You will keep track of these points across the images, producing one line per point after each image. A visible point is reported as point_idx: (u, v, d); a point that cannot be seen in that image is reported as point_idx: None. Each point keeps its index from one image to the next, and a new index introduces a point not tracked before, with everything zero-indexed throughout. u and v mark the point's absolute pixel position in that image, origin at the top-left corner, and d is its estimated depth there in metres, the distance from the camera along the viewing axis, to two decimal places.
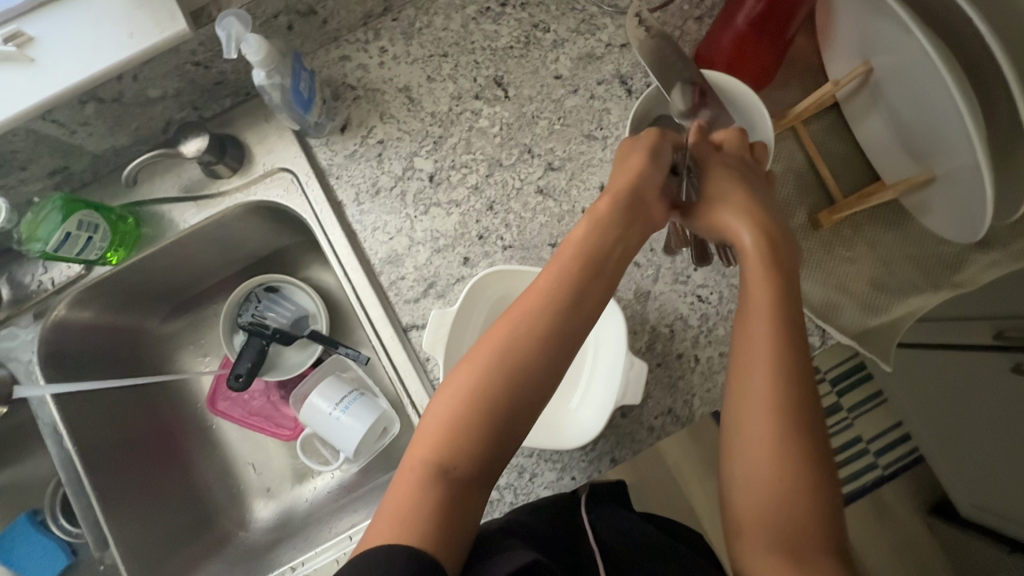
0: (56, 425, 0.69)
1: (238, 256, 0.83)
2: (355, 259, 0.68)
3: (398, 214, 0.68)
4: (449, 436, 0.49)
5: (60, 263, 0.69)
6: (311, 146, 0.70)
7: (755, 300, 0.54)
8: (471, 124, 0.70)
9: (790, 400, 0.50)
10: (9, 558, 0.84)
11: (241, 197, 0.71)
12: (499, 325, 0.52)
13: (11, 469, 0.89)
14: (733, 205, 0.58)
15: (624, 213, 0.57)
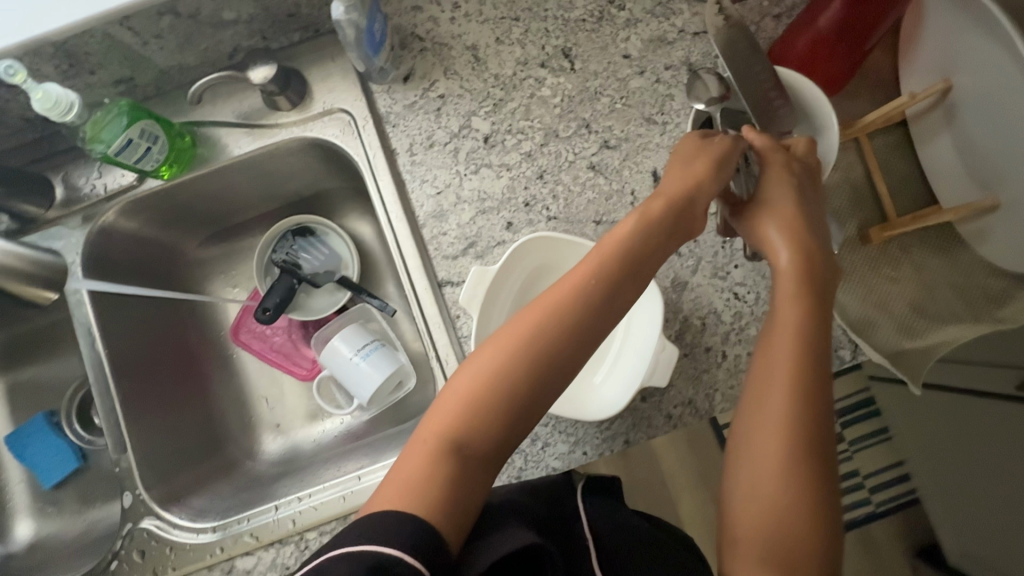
0: (90, 327, 0.71)
1: (281, 194, 0.84)
2: (399, 210, 0.69)
3: (448, 169, 0.68)
4: (466, 412, 0.49)
5: (116, 172, 0.71)
6: (371, 91, 0.70)
7: (782, 314, 0.54)
8: (533, 92, 0.69)
9: (804, 417, 0.50)
10: (21, 453, 0.86)
11: (296, 131, 0.71)
12: (535, 307, 0.53)
13: (34, 369, 0.91)
14: (783, 222, 0.58)
15: (672, 218, 0.57)
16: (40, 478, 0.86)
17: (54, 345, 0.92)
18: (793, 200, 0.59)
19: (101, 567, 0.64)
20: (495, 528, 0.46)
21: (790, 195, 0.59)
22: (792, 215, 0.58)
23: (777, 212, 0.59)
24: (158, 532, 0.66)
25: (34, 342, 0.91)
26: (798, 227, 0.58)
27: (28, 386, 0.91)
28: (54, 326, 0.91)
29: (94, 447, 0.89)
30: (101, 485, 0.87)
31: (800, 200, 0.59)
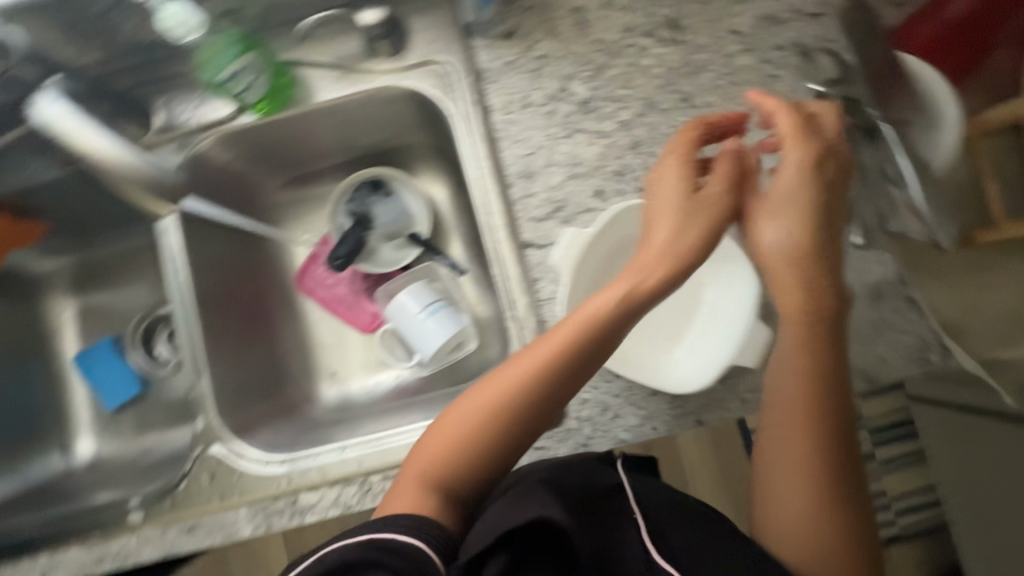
0: (177, 251, 0.73)
1: (359, 145, 0.84)
2: (488, 168, 0.67)
3: (542, 130, 0.67)
4: (449, 452, 0.51)
5: (215, 104, 0.72)
6: (473, 45, 0.68)
7: (795, 343, 0.52)
8: (635, 60, 0.67)
9: (830, 437, 0.51)
10: (88, 373, 0.89)
11: (391, 78, 0.70)
12: (512, 372, 0.51)
13: (99, 295, 0.93)
14: (773, 245, 0.53)
15: (661, 282, 0.51)
16: (104, 399, 0.89)
17: (119, 274, 0.93)
18: (801, 213, 0.52)
19: (175, 484, 0.66)
20: (523, 498, 0.46)
21: (797, 213, 0.52)
22: (802, 242, 0.51)
23: (788, 239, 0.52)
24: (226, 455, 0.67)
25: (103, 268, 0.92)
26: (812, 254, 0.51)
27: (94, 310, 0.93)
28: (123, 254, 0.92)
29: (155, 375, 0.91)
30: (160, 412, 0.89)
31: (801, 216, 0.52)
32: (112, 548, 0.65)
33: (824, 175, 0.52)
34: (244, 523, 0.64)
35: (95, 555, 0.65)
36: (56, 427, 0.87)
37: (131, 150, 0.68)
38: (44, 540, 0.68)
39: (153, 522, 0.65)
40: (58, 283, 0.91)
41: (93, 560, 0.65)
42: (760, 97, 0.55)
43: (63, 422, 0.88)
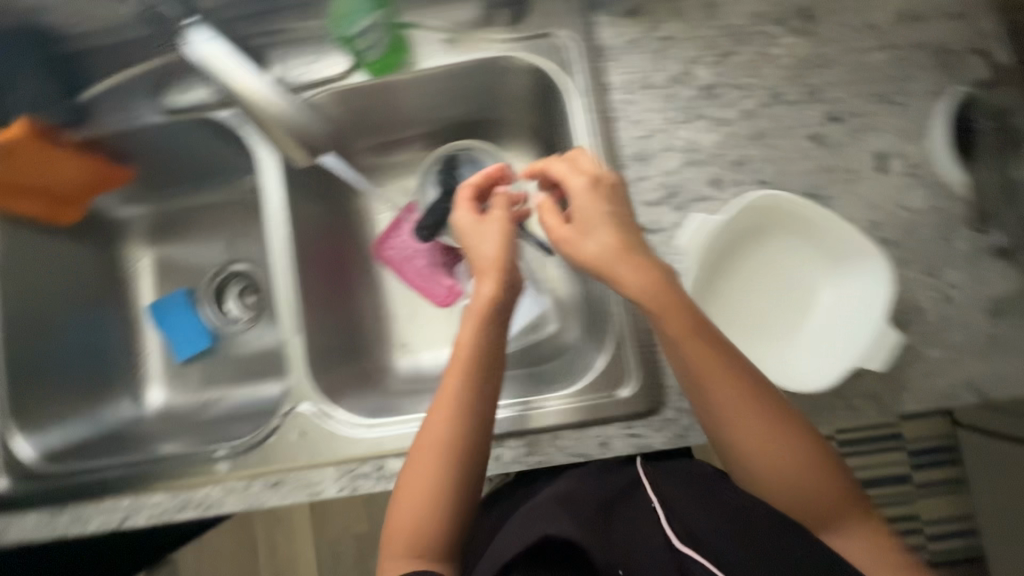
0: (274, 192, 0.70)
1: (450, 116, 0.81)
2: (601, 148, 0.65)
3: (661, 113, 0.65)
4: (414, 522, 0.53)
5: (327, 62, 0.70)
6: (595, 21, 0.66)
7: (721, 390, 0.49)
8: (763, 48, 0.64)
9: (797, 458, 0.49)
10: (161, 324, 0.88)
11: (508, 47, 0.68)
12: (431, 425, 0.56)
13: (167, 247, 0.91)
14: (601, 246, 0.52)
15: (497, 290, 0.58)
16: (174, 351, 0.87)
17: (189, 228, 0.91)
18: (596, 215, 0.53)
19: (263, 437, 0.67)
20: (534, 516, 0.48)
21: (599, 220, 0.53)
22: (610, 244, 0.52)
23: (566, 240, 0.54)
24: (316, 414, 0.67)
25: (177, 221, 0.91)
26: (603, 259, 0.52)
27: (164, 262, 0.90)
28: (201, 208, 0.90)
29: (226, 332, 0.89)
30: (229, 369, 0.88)
31: (601, 219, 0.53)
32: (196, 494, 0.66)
33: (602, 188, 0.54)
34: (329, 484, 0.64)
35: (179, 501, 0.66)
36: (126, 374, 0.85)
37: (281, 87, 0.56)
38: (128, 478, 0.68)
39: (240, 473, 0.66)
40: (135, 231, 0.90)
41: (176, 505, 0.66)
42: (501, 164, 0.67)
43: (133, 370, 0.86)
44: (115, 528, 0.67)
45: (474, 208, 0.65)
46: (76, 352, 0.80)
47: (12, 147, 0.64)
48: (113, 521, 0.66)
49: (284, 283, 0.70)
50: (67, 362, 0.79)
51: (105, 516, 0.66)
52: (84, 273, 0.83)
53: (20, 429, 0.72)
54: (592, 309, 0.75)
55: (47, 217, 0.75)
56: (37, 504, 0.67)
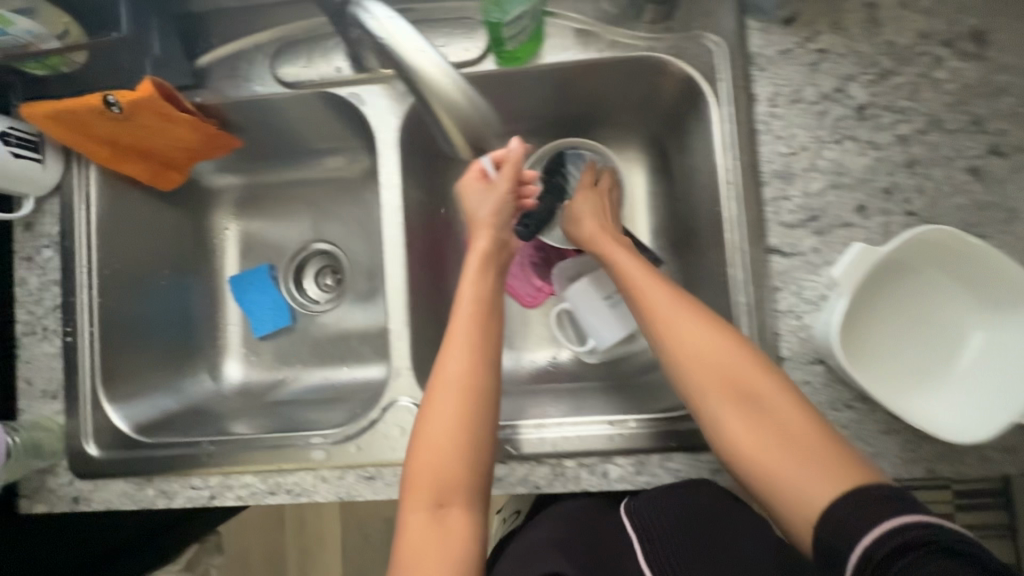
0: (394, 173, 0.68)
1: (564, 110, 0.77)
2: (740, 162, 0.62)
3: (810, 131, 0.61)
4: (436, 467, 0.54)
5: (459, 44, 0.65)
6: (745, 26, 0.63)
7: (660, 306, 0.59)
8: (926, 71, 0.60)
9: (720, 352, 0.55)
10: (240, 297, 0.85)
11: (650, 45, 0.65)
12: (453, 364, 0.57)
13: (252, 219, 0.88)
14: (593, 229, 0.69)
15: (490, 242, 0.64)
16: (252, 327, 0.85)
17: (274, 202, 0.88)
18: (594, 210, 0.71)
19: (357, 432, 0.65)
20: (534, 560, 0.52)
21: (592, 212, 0.71)
22: (592, 230, 0.69)
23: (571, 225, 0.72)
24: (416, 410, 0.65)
25: (263, 194, 0.88)
26: (593, 238, 0.69)
27: (248, 233, 0.88)
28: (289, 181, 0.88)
29: (306, 312, 0.87)
30: (307, 350, 0.86)
31: (591, 213, 0.71)
32: (287, 480, 0.65)
33: (595, 194, 0.73)
34: None
35: (268, 486, 0.65)
36: (205, 347, 0.84)
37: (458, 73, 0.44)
38: (218, 457, 0.66)
39: (334, 464, 0.64)
40: (223, 200, 0.87)
41: (265, 490, 0.65)
42: (517, 140, 0.64)
43: (212, 343, 0.84)
44: (202, 505, 0.66)
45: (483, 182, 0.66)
46: (161, 320, 0.79)
47: (132, 107, 0.63)
48: (200, 499, 0.66)
49: (397, 265, 0.67)
50: (153, 329, 0.78)
51: (193, 493, 0.66)
52: (172, 239, 0.82)
53: (110, 400, 0.70)
54: None
55: (151, 182, 0.74)
56: (125, 473, 0.66)
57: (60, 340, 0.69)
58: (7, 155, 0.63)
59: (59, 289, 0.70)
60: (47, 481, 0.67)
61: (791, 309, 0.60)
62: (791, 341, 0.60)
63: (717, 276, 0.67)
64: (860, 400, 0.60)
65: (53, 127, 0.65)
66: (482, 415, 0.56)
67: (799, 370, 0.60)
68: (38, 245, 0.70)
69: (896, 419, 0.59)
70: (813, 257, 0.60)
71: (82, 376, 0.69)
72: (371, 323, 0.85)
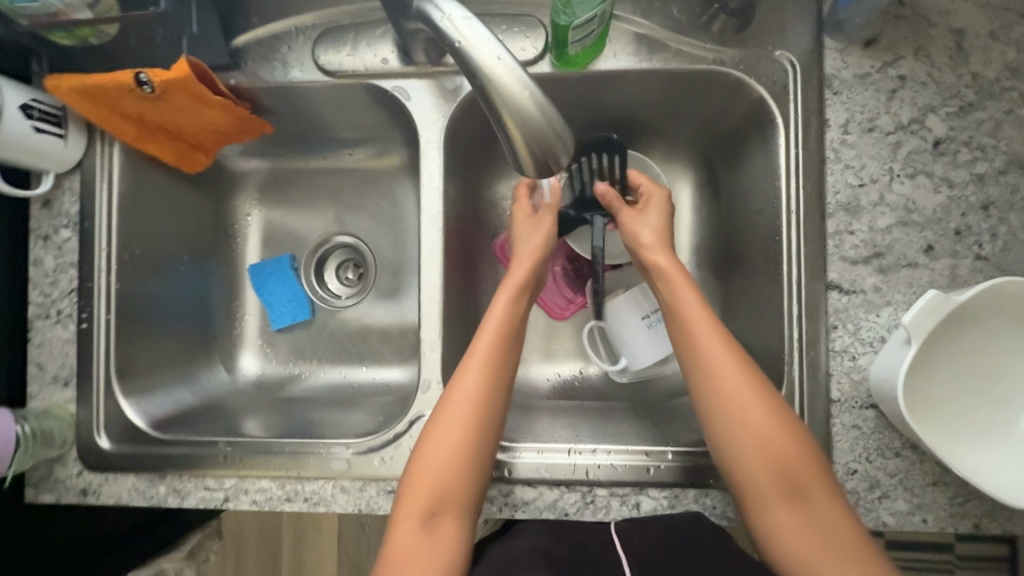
0: (435, 174, 0.64)
1: (612, 118, 0.73)
2: (804, 190, 0.59)
3: (881, 162, 0.58)
4: (437, 481, 0.53)
5: (517, 41, 0.61)
6: (820, 47, 0.59)
7: (715, 362, 0.55)
8: (1012, 107, 0.57)
9: (774, 432, 0.52)
10: (259, 287, 0.82)
11: (716, 58, 0.61)
12: (467, 381, 0.56)
13: (275, 206, 0.84)
14: (652, 236, 0.65)
15: (529, 275, 0.63)
16: (271, 318, 0.82)
17: (299, 190, 0.84)
18: (653, 216, 0.66)
19: (381, 444, 0.62)
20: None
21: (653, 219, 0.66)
22: (652, 239, 0.64)
23: (628, 234, 0.66)
24: None
25: (288, 181, 0.84)
26: (654, 249, 0.63)
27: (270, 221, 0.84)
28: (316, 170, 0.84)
29: (326, 306, 0.83)
30: (325, 346, 0.82)
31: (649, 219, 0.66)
32: (305, 488, 0.62)
33: (653, 198, 0.67)
34: None
35: (285, 492, 0.62)
36: (221, 337, 0.81)
37: (534, 82, 0.40)
38: (235, 458, 0.64)
39: (355, 474, 0.62)
40: (248, 184, 0.84)
41: (282, 496, 0.62)
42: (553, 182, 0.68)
43: (229, 333, 0.81)
44: (215, 506, 0.64)
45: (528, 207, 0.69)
46: (178, 307, 0.76)
47: (165, 86, 0.60)
48: (214, 500, 0.63)
49: (432, 271, 0.64)
50: (171, 317, 0.75)
51: (206, 494, 0.63)
52: (193, 223, 0.78)
53: (125, 393, 0.67)
54: None
55: (175, 163, 0.70)
56: (138, 469, 0.64)
57: (75, 326, 0.66)
58: (29, 130, 0.59)
59: (75, 273, 0.67)
60: (55, 471, 0.64)
61: (846, 350, 0.57)
62: (844, 383, 0.57)
63: (767, 305, 0.64)
64: (910, 449, 0.57)
65: (79, 103, 0.61)
66: (490, 438, 0.55)
67: (849, 414, 0.57)
68: (55, 224, 0.67)
69: (946, 471, 0.56)
70: (873, 296, 0.57)
71: (96, 364, 0.66)
72: (395, 323, 0.81)
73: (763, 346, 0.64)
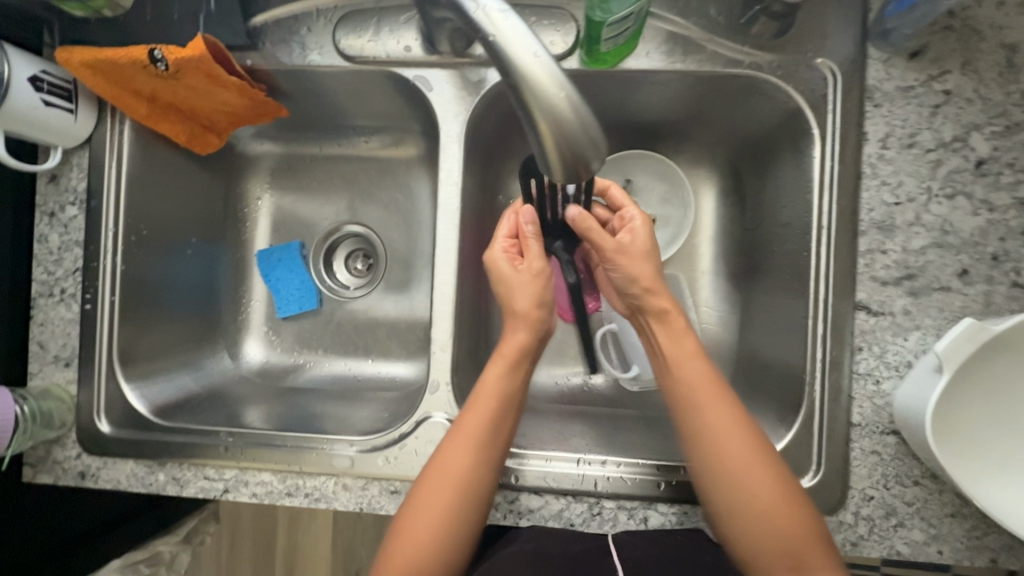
0: (455, 169, 0.62)
1: (637, 118, 0.71)
2: (837, 205, 0.57)
3: (919, 180, 0.56)
4: (421, 557, 0.52)
5: (546, 34, 0.59)
6: (863, 56, 0.57)
7: (722, 438, 0.52)
8: None
9: (784, 511, 0.50)
10: (267, 274, 0.80)
11: (753, 62, 0.58)
12: (451, 463, 0.54)
13: (285, 192, 0.82)
14: (648, 275, 0.58)
15: (529, 340, 0.59)
16: (277, 306, 0.80)
17: (312, 177, 0.82)
18: (647, 248, 0.59)
19: (386, 443, 0.61)
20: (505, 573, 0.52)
21: (645, 252, 0.59)
22: (649, 279, 0.58)
23: (624, 274, 0.59)
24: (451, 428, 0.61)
25: (301, 166, 0.82)
26: (653, 291, 0.58)
27: (280, 207, 0.82)
28: (329, 156, 0.81)
29: (333, 296, 0.82)
30: (332, 337, 0.80)
31: (643, 252, 0.59)
32: (306, 483, 0.61)
33: (637, 224, 0.60)
34: None
35: (286, 487, 0.61)
36: (226, 322, 0.79)
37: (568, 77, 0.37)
38: (236, 450, 0.63)
39: (358, 472, 0.60)
40: (260, 168, 0.81)
41: (283, 490, 0.61)
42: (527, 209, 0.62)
43: (235, 318, 0.80)
44: (214, 496, 0.63)
45: (509, 254, 0.62)
46: (184, 291, 0.74)
47: (179, 65, 0.58)
48: (213, 490, 0.62)
49: (446, 269, 0.62)
50: (177, 301, 0.74)
51: (206, 484, 0.62)
52: (202, 205, 0.76)
53: (127, 378, 0.66)
54: (758, 370, 0.67)
55: (186, 144, 0.68)
56: (137, 455, 0.63)
57: (78, 306, 0.65)
58: (38, 103, 0.57)
59: (80, 252, 0.65)
60: (54, 452, 0.63)
61: (870, 372, 0.56)
62: (865, 407, 0.56)
63: (791, 321, 0.62)
64: (930, 477, 0.55)
65: (90, 78, 0.59)
66: (478, 513, 0.54)
67: (869, 439, 0.56)
68: (62, 201, 0.65)
69: (966, 503, 0.54)
70: (902, 319, 0.55)
71: (98, 347, 0.65)
72: (403, 317, 0.80)
73: (782, 363, 0.62)
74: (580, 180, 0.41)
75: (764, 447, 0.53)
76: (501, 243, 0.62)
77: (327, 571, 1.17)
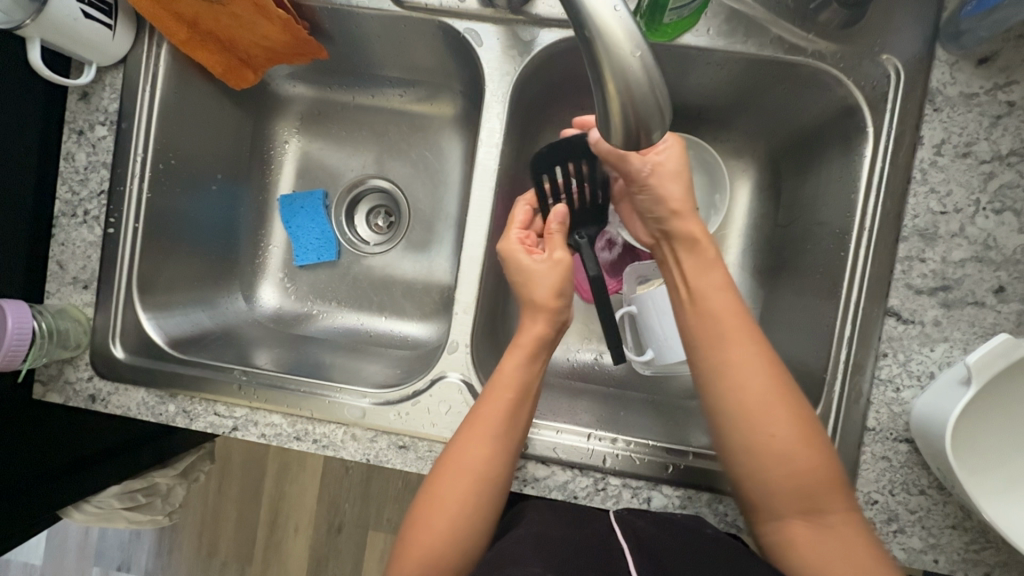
0: (497, 128, 0.61)
1: (683, 99, 0.69)
2: (878, 207, 0.56)
3: (968, 190, 0.54)
4: (449, 544, 0.53)
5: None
6: (928, 58, 0.55)
7: (746, 374, 0.52)
8: None
9: (797, 448, 0.51)
10: (288, 218, 0.79)
11: (812, 51, 0.57)
12: (469, 455, 0.54)
13: (315, 139, 0.80)
14: (678, 197, 0.58)
15: (547, 329, 0.60)
16: (295, 253, 0.79)
17: (342, 126, 0.80)
18: (678, 169, 0.59)
19: (399, 399, 0.61)
20: (513, 554, 0.50)
21: (676, 173, 0.59)
22: (679, 202, 0.58)
23: (651, 197, 0.59)
24: (465, 389, 0.61)
25: (333, 113, 0.80)
26: (683, 214, 0.58)
27: (308, 155, 0.80)
28: (363, 106, 0.80)
29: (353, 248, 0.81)
30: (348, 290, 0.80)
31: (672, 175, 0.58)
32: (315, 429, 0.61)
33: (669, 145, 0.59)
34: None
35: (295, 430, 0.61)
36: (244, 263, 0.79)
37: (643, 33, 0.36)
38: (249, 389, 0.63)
39: (368, 424, 0.60)
40: (291, 110, 0.80)
41: (292, 433, 0.61)
42: (557, 211, 0.64)
43: (252, 261, 0.79)
44: (221, 433, 0.62)
45: (525, 242, 0.63)
46: (205, 227, 0.74)
47: None
48: (222, 427, 0.62)
49: (478, 230, 0.62)
50: (197, 235, 0.73)
51: (215, 420, 0.62)
52: (230, 141, 0.75)
53: (143, 305, 0.66)
54: None
55: (222, 76, 0.67)
56: (148, 383, 0.63)
57: (100, 230, 0.64)
58: (78, 14, 0.55)
59: (107, 173, 0.64)
60: (65, 372, 0.63)
61: (891, 379, 0.55)
62: (882, 414, 0.55)
63: (816, 321, 0.61)
64: (936, 488, 0.54)
65: None
66: (499, 497, 0.56)
67: (881, 444, 0.55)
68: (91, 120, 0.64)
69: (968, 517, 0.54)
70: (931, 329, 0.55)
71: (119, 271, 0.65)
72: (421, 278, 0.79)
73: (801, 363, 0.62)
74: (637, 146, 0.40)
75: (780, 379, 0.53)
76: (516, 234, 0.63)
77: (312, 520, 1.18)
